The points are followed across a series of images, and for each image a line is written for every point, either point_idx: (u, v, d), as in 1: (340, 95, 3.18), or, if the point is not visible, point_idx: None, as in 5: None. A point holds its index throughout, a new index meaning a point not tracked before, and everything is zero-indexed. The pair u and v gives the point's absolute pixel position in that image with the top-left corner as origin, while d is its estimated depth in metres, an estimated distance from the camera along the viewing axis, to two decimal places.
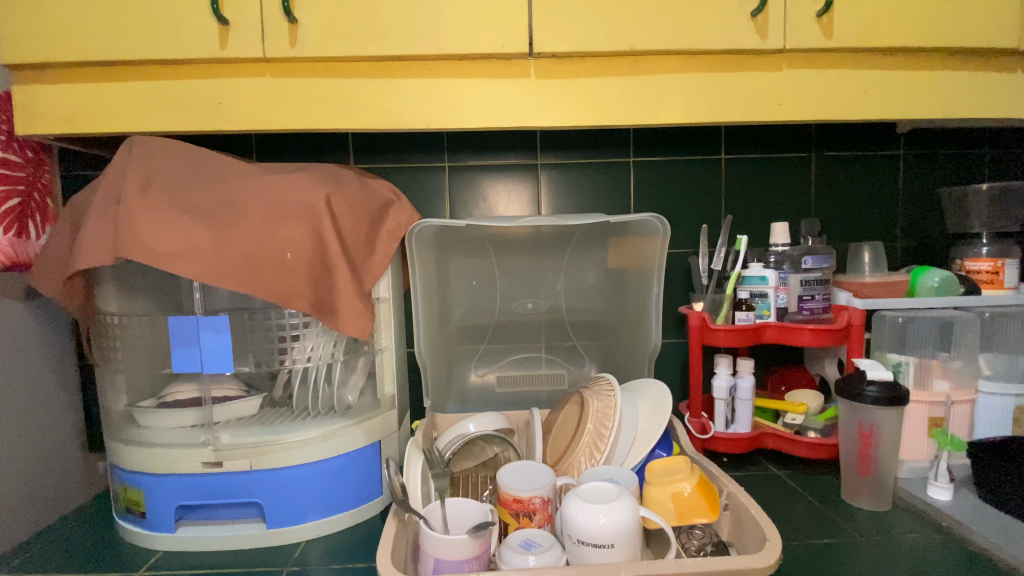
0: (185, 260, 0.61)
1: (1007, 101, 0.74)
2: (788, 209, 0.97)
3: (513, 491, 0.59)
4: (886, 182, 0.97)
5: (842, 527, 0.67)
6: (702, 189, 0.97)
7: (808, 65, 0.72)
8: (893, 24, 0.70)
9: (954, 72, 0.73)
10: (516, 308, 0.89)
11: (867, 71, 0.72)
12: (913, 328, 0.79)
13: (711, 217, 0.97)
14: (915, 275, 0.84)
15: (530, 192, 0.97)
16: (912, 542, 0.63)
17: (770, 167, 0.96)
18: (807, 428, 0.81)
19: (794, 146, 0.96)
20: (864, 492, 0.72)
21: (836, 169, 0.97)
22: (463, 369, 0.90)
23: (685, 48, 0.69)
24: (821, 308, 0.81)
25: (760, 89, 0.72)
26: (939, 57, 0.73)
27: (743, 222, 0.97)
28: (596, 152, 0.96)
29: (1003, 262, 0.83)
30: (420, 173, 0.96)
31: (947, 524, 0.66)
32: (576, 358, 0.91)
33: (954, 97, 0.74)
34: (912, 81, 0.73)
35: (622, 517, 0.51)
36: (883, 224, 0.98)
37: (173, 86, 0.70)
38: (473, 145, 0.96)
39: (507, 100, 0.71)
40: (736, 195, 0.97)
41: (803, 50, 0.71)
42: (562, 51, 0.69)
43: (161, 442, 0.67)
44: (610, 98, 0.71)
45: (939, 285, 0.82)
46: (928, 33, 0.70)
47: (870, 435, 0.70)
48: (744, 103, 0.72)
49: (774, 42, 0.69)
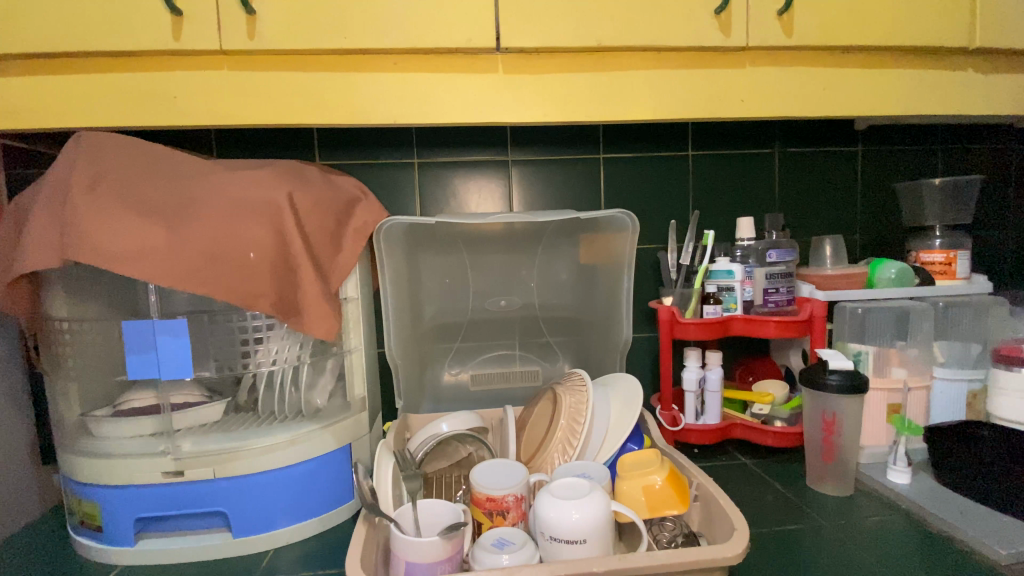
0: (140, 261, 0.58)
1: (955, 100, 0.77)
2: (754, 204, 0.99)
3: (486, 490, 0.59)
4: (846, 177, 1.00)
5: (808, 513, 0.69)
6: (671, 184, 0.98)
7: (770, 63, 0.73)
8: (850, 23, 0.72)
9: (906, 71, 0.76)
10: (489, 305, 0.88)
11: (826, 69, 0.74)
12: (871, 318, 0.82)
13: (680, 212, 0.99)
14: (874, 267, 0.87)
15: (502, 188, 0.97)
16: (873, 525, 0.66)
17: (737, 163, 0.98)
18: (774, 418, 0.83)
19: (760, 143, 0.98)
20: (828, 478, 0.74)
21: (800, 165, 0.99)
22: (437, 368, 0.89)
23: (651, 44, 0.70)
24: (785, 300, 0.83)
25: (725, 86, 0.73)
26: (893, 56, 0.75)
27: (711, 217, 0.99)
28: (567, 148, 0.96)
29: (955, 253, 0.87)
30: (390, 169, 0.94)
31: (906, 506, 0.68)
32: (550, 355, 0.91)
33: (908, 95, 0.76)
34: (868, 80, 0.75)
35: (594, 512, 0.51)
36: (845, 217, 1.01)
37: (124, 79, 0.67)
38: (443, 141, 0.94)
39: (475, 95, 0.70)
40: (704, 191, 0.98)
41: (765, 48, 0.72)
42: (529, 45, 0.68)
43: (117, 452, 0.64)
44: (578, 94, 0.71)
45: (895, 277, 0.85)
46: (883, 33, 0.72)
47: (833, 422, 0.72)
48: (711, 99, 0.73)
49: (737, 39, 0.70)
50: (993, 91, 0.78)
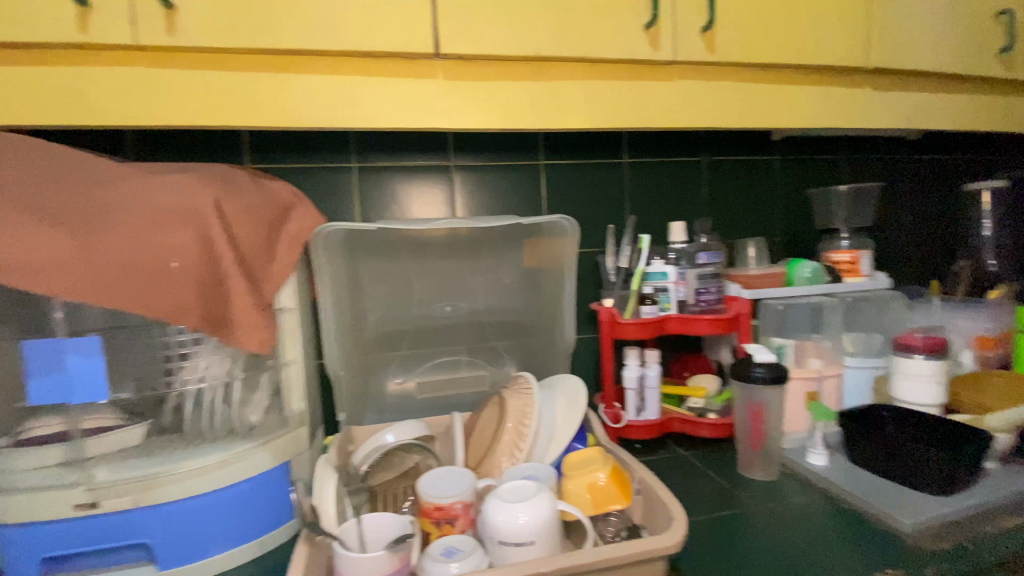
0: (42, 273, 0.53)
1: (855, 115, 0.85)
2: (685, 209, 1.05)
3: (433, 499, 0.58)
4: (766, 184, 1.08)
5: (740, 499, 0.74)
6: (608, 190, 1.02)
7: (695, 77, 0.78)
8: (764, 42, 0.78)
9: (814, 87, 0.83)
10: (435, 312, 0.88)
11: (745, 84, 0.80)
12: (792, 313, 0.89)
13: (617, 217, 1.02)
14: (791, 267, 0.95)
15: (444, 193, 0.96)
16: (796, 505, 0.71)
17: (668, 170, 1.04)
18: (708, 410, 0.88)
19: (690, 150, 1.04)
20: (757, 464, 0.79)
21: (725, 172, 1.06)
22: (381, 378, 0.86)
23: (586, 55, 0.72)
24: (715, 300, 0.89)
25: (655, 98, 0.77)
26: (802, 74, 0.82)
27: (646, 222, 1.04)
28: (509, 153, 0.97)
29: (859, 253, 0.96)
30: (327, 174, 0.91)
31: (826, 486, 0.74)
32: (498, 359, 0.91)
33: (816, 110, 0.83)
34: (781, 96, 0.82)
35: (541, 513, 0.52)
36: (765, 221, 1.09)
37: (19, 72, 0.60)
38: (383, 145, 0.93)
39: (414, 101, 0.70)
40: (640, 196, 1.03)
41: (690, 63, 0.77)
42: (468, 52, 0.69)
43: (17, 487, 0.58)
44: (517, 101, 0.73)
45: (810, 276, 0.93)
46: (792, 53, 0.79)
47: (759, 412, 0.77)
48: (642, 109, 0.77)
49: (665, 53, 0.74)
50: (890, 108, 0.87)
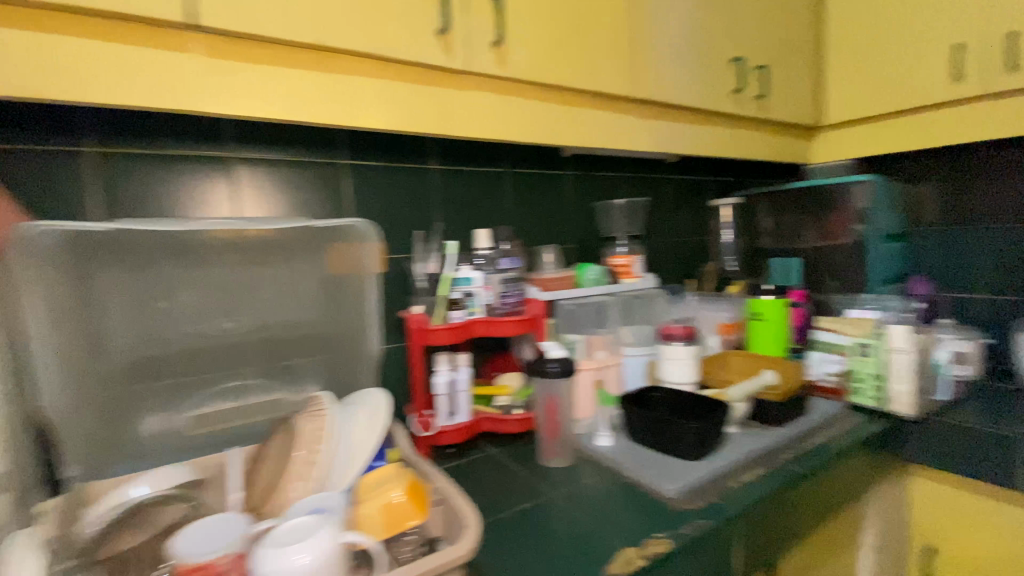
0: None
1: (628, 137, 0.97)
2: (493, 215, 1.09)
3: (191, 557, 0.48)
4: (563, 195, 1.19)
5: (541, 489, 0.78)
6: (416, 194, 1.00)
7: (489, 89, 0.81)
8: (549, 63, 0.84)
9: (593, 110, 0.93)
10: (210, 329, 0.73)
11: (534, 101, 0.86)
12: (580, 312, 1.01)
13: (426, 222, 1.01)
14: (582, 270, 1.08)
15: (223, 190, 0.82)
16: (587, 486, 0.78)
17: (475, 177, 1.06)
18: (513, 407, 0.92)
19: (495, 162, 1.09)
20: (555, 452, 0.86)
21: (526, 182, 1.14)
22: (133, 417, 0.68)
23: (376, 53, 0.69)
24: (517, 302, 0.94)
25: (451, 105, 0.78)
26: (583, 98, 0.91)
27: (455, 227, 1.05)
28: (304, 151, 0.88)
29: (632, 258, 1.13)
30: (44, 161, 0.70)
31: (613, 466, 0.83)
32: (296, 378, 0.81)
33: (596, 130, 0.93)
34: (565, 115, 0.89)
35: (323, 549, 0.47)
36: (563, 228, 1.20)
37: None
38: (134, 129, 0.75)
39: (160, 79, 0.57)
40: (448, 202, 1.03)
41: (484, 75, 0.79)
42: (232, 29, 0.59)
43: None
44: (300, 93, 0.66)
45: (596, 277, 1.07)
46: (573, 78, 0.87)
47: (554, 404, 0.85)
48: (439, 116, 0.77)
49: (459, 61, 0.75)
50: (655, 133, 1.01)
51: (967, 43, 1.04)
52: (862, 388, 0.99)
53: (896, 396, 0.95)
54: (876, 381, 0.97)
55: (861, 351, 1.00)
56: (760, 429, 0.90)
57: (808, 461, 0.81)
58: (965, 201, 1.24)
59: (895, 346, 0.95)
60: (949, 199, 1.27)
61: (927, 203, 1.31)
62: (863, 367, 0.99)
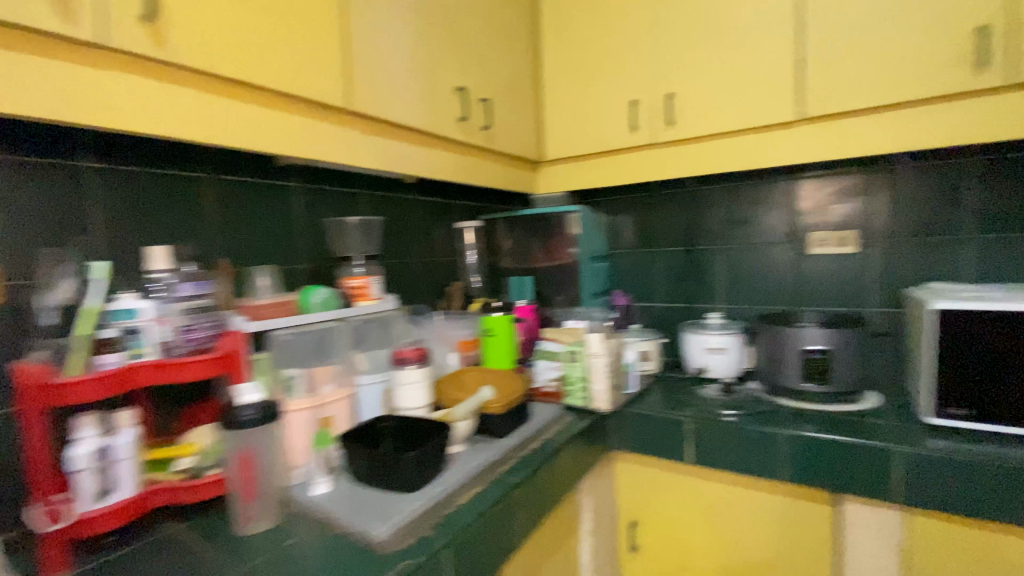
0: None
1: (347, 153, 0.90)
2: (180, 232, 0.89)
3: None
4: (282, 210, 1.05)
5: (227, 568, 0.63)
6: (45, 200, 0.73)
7: (144, 74, 0.63)
8: (234, 55, 0.70)
9: (301, 118, 0.82)
10: None
11: (219, 99, 0.70)
12: (296, 343, 0.91)
13: (63, 237, 0.75)
14: (305, 295, 0.95)
15: None
16: (293, 549, 0.66)
17: (151, 183, 0.85)
18: (204, 468, 0.75)
19: (181, 164, 0.89)
20: (254, 517, 0.71)
21: (231, 194, 0.96)
22: None
23: None
24: (209, 336, 0.77)
25: (73, 86, 0.57)
26: (288, 102, 0.80)
27: (119, 245, 0.81)
28: None
29: (368, 278, 1.03)
30: None
31: (326, 517, 0.72)
32: None
33: (306, 141, 0.83)
34: (264, 120, 0.76)
35: None
36: (285, 248, 1.06)
37: None
38: None
39: None
40: (106, 213, 0.79)
41: (130, 53, 0.61)
42: None
43: None
44: None
45: (324, 301, 0.96)
46: (271, 77, 0.75)
47: (247, 458, 0.72)
48: (48, 96, 0.55)
49: (81, 29, 0.56)
50: (380, 151, 0.96)
51: (636, 100, 1.27)
52: (574, 391, 1.11)
53: (596, 394, 1.09)
54: (581, 383, 1.10)
55: (571, 357, 1.10)
56: (484, 444, 0.92)
57: (520, 470, 0.86)
58: (649, 228, 1.55)
59: (591, 351, 1.08)
60: (638, 225, 1.57)
61: (625, 229, 1.59)
62: (573, 372, 1.11)
